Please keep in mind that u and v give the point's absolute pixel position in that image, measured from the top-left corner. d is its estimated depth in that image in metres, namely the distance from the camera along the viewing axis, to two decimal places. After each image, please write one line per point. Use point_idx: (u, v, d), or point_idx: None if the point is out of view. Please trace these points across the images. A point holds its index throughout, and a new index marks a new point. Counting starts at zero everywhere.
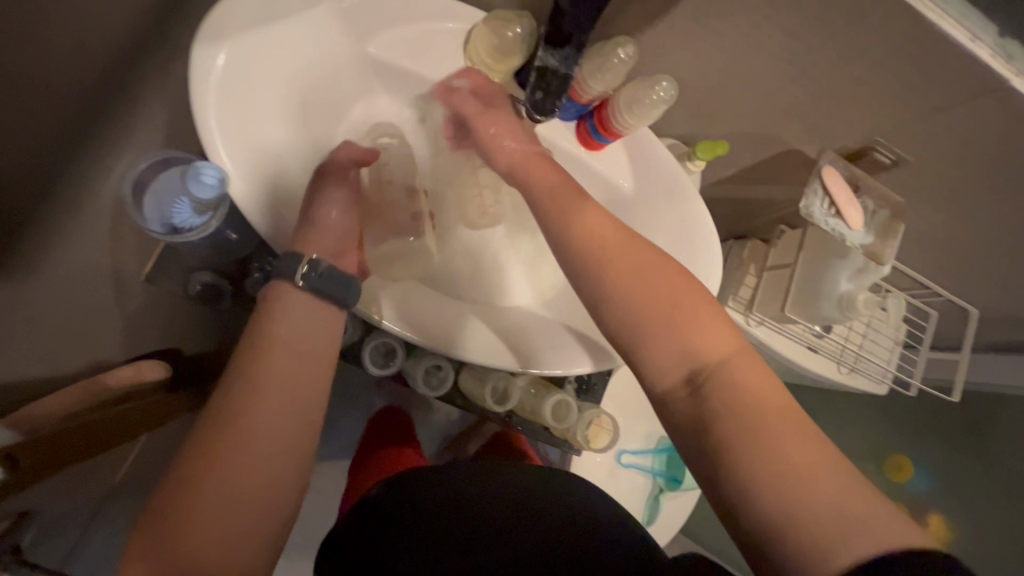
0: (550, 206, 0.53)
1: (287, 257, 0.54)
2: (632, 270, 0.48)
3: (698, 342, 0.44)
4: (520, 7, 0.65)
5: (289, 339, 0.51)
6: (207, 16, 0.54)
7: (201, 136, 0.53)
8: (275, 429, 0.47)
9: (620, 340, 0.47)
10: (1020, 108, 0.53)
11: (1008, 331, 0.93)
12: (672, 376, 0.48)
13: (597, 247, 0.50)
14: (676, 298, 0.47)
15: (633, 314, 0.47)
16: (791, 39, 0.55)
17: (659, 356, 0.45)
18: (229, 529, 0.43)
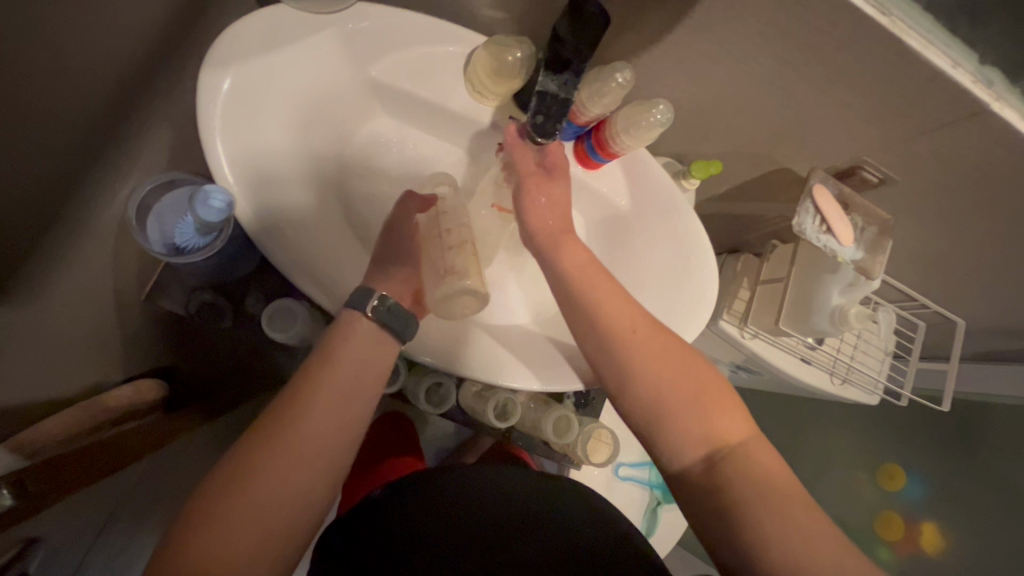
0: (586, 288, 0.59)
1: (357, 292, 0.55)
2: (661, 356, 0.56)
3: (714, 426, 0.54)
4: (519, 31, 0.67)
5: (344, 365, 0.52)
6: (214, 42, 0.55)
7: (208, 157, 0.55)
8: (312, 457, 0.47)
9: (642, 413, 0.56)
10: (1000, 131, 0.55)
11: (995, 342, 0.95)
12: (654, 408, 0.55)
13: (625, 331, 0.57)
14: (692, 379, 0.55)
15: (657, 393, 0.55)
16: (782, 64, 0.57)
17: (683, 439, 0.54)
18: (251, 552, 0.43)
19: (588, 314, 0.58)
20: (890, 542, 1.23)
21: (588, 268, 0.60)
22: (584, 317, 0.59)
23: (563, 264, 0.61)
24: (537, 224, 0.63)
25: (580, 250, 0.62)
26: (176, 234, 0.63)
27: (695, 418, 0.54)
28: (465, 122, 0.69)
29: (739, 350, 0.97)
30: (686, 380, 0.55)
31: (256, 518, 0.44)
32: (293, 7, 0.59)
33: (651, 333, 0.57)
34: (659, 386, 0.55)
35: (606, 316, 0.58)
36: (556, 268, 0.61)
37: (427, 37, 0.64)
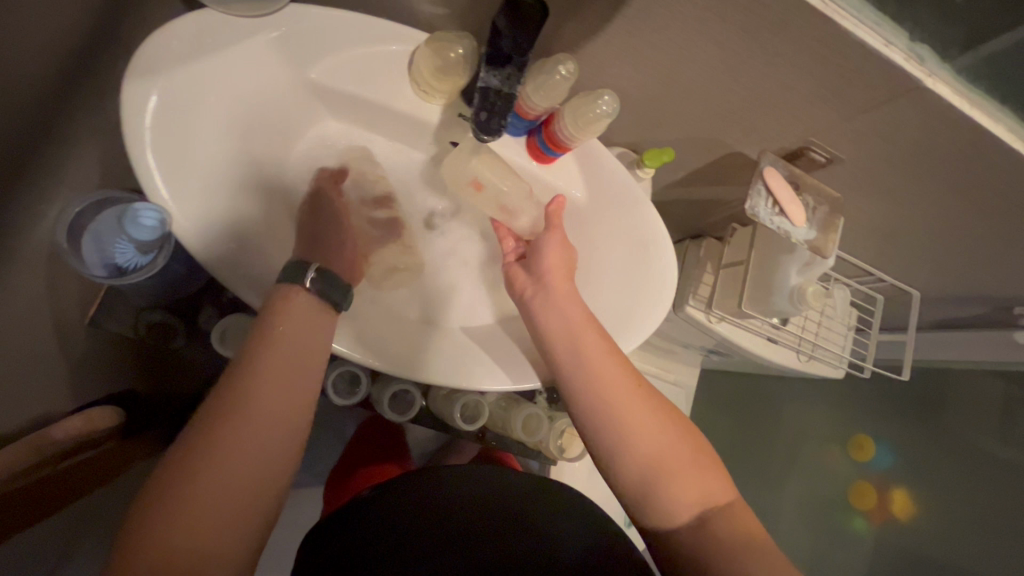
0: (579, 351, 0.60)
1: (292, 264, 0.55)
2: (650, 416, 0.58)
3: (705, 488, 0.56)
4: (462, 27, 0.66)
5: (292, 336, 0.52)
6: (137, 50, 0.52)
7: (139, 173, 0.52)
8: (255, 439, 0.47)
9: (635, 481, 0.57)
10: (933, 105, 0.57)
11: (948, 310, 0.98)
12: (648, 474, 0.56)
13: (618, 396, 0.59)
14: (681, 442, 0.58)
15: (650, 456, 0.57)
16: (722, 49, 0.58)
17: (679, 502, 0.56)
18: (199, 539, 0.42)
19: (583, 378, 0.59)
20: (864, 511, 1.26)
21: (583, 327, 0.61)
22: (577, 380, 0.59)
23: (556, 325, 0.61)
24: (538, 266, 0.66)
25: (578, 308, 0.62)
26: (115, 255, 0.60)
27: (687, 481, 0.56)
28: (413, 122, 0.67)
29: (708, 335, 0.98)
30: (675, 441, 0.58)
31: (201, 505, 0.43)
32: (219, 12, 0.56)
33: (640, 397, 0.59)
34: (653, 448, 0.57)
35: (599, 381, 0.59)
36: (546, 331, 0.62)
37: (366, 38, 0.62)
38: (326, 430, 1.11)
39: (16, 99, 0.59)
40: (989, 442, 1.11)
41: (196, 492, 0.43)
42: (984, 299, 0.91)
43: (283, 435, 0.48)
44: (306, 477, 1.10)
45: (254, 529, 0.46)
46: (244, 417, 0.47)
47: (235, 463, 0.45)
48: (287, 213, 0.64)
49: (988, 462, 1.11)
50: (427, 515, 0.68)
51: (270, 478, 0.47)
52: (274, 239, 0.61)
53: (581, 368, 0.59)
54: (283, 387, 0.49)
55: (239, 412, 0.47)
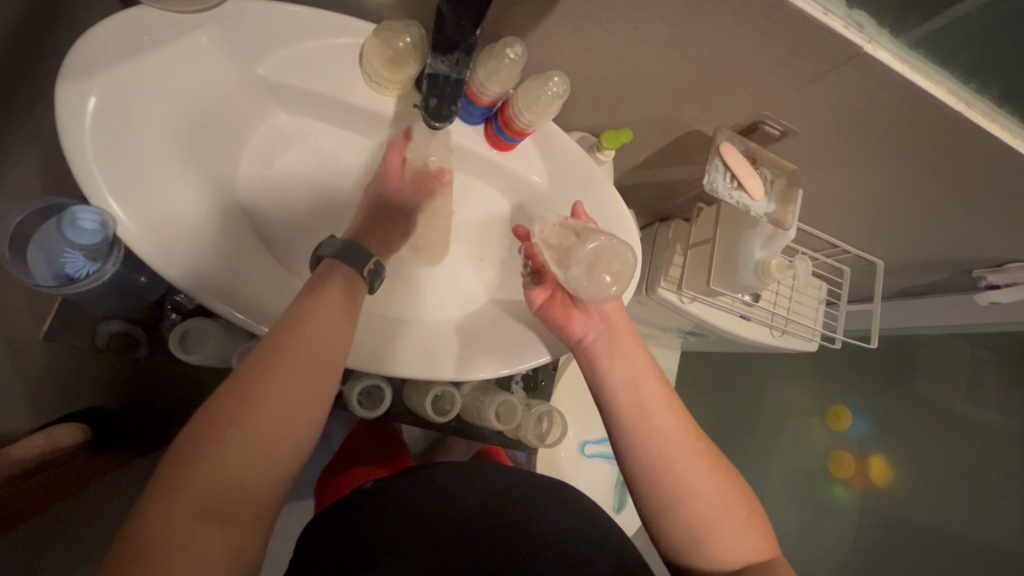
0: (641, 396, 0.61)
1: (353, 246, 0.58)
2: (704, 468, 0.58)
3: (749, 548, 0.57)
4: (410, 16, 0.65)
5: (320, 325, 0.51)
6: (69, 51, 0.51)
7: (81, 178, 0.50)
8: (277, 426, 0.46)
9: (683, 533, 0.57)
10: (876, 73, 0.58)
11: (912, 278, 1.01)
12: (697, 528, 0.56)
13: (676, 448, 0.59)
14: (733, 500, 0.58)
15: (700, 507, 0.57)
16: (668, 26, 0.58)
17: (721, 556, 0.56)
18: (213, 523, 0.42)
19: (644, 420, 0.60)
20: (845, 478, 1.29)
21: (644, 374, 0.63)
22: (639, 423, 0.60)
23: (619, 370, 0.63)
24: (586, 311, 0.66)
25: (641, 354, 0.65)
26: (65, 265, 0.58)
27: (733, 540, 0.56)
28: (368, 114, 0.66)
29: (683, 317, 0.99)
30: (726, 500, 0.58)
31: (215, 486, 0.42)
32: (155, 7, 0.54)
33: (698, 452, 0.59)
34: (706, 502, 0.57)
35: (660, 427, 0.59)
36: (610, 372, 0.63)
37: (312, 30, 0.61)
38: None
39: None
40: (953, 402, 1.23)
41: (211, 473, 0.42)
42: (943, 264, 0.93)
43: (303, 426, 0.48)
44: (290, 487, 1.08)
45: (264, 516, 0.46)
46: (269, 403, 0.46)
47: (256, 449, 0.44)
48: (243, 212, 0.63)
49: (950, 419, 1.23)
50: (419, 515, 0.67)
51: (285, 467, 0.47)
52: (232, 239, 0.60)
53: (644, 410, 0.60)
54: (311, 378, 0.48)
55: (264, 395, 0.46)
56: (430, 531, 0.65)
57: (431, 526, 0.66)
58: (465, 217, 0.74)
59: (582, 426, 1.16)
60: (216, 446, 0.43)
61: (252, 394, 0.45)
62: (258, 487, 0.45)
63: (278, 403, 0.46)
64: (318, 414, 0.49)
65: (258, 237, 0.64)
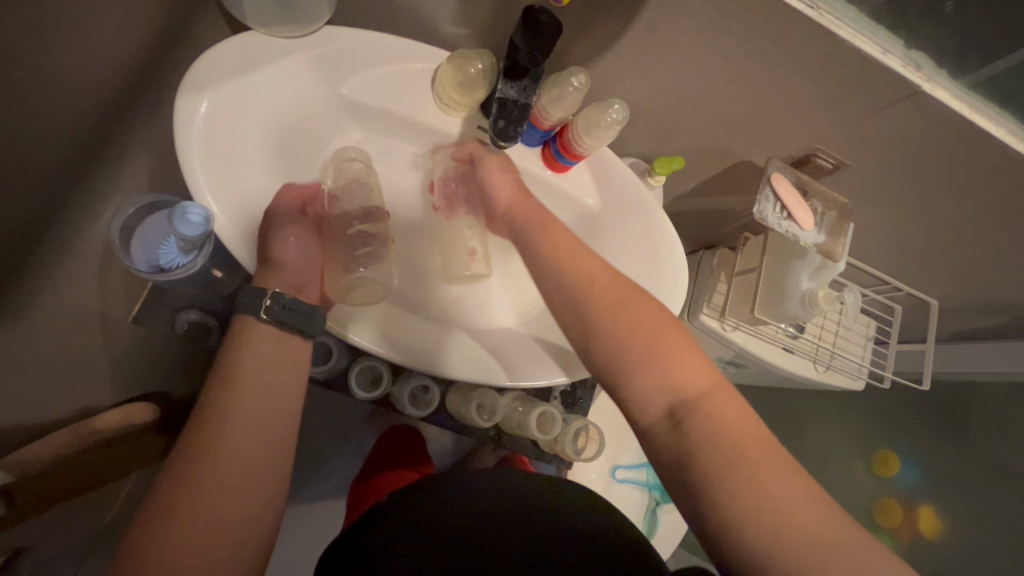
0: (548, 244, 0.60)
1: (250, 293, 0.56)
2: (622, 302, 0.55)
3: (681, 374, 0.51)
4: (483, 46, 0.71)
5: (263, 368, 0.53)
6: (189, 69, 0.58)
7: (188, 180, 0.57)
8: (239, 475, 0.48)
9: (605, 361, 0.54)
10: (934, 111, 0.59)
11: (970, 320, 0.98)
12: (620, 365, 0.53)
13: (586, 282, 0.56)
14: (652, 328, 0.53)
15: (623, 343, 0.53)
16: (727, 61, 0.61)
17: (647, 387, 0.51)
18: (209, 556, 0.45)
19: (555, 268, 0.58)
20: (892, 529, 1.23)
21: (554, 231, 0.61)
22: (550, 272, 0.58)
23: (533, 233, 0.62)
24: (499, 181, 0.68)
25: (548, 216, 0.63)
26: (160, 255, 0.64)
27: (664, 376, 0.51)
28: (436, 133, 0.72)
29: (725, 345, 0.99)
30: (650, 335, 0.53)
31: (190, 542, 0.45)
32: (263, 33, 0.62)
33: (611, 287, 0.56)
34: (624, 337, 0.53)
35: (570, 272, 0.57)
36: (526, 238, 0.62)
37: (394, 56, 0.67)
38: (348, 438, 1.14)
39: (80, 111, 0.65)
40: (997, 447, 1.12)
41: (185, 531, 0.45)
42: (1002, 307, 0.90)
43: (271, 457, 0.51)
44: (328, 487, 1.13)
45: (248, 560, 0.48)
46: (227, 445, 0.48)
47: (229, 486, 0.47)
48: None
49: (1003, 471, 1.12)
50: (466, 515, 0.70)
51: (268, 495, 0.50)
52: None
53: (555, 258, 0.59)
54: (263, 424, 0.51)
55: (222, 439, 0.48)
56: (476, 531, 0.68)
57: (476, 526, 0.69)
58: None
59: (614, 449, 1.16)
60: (185, 504, 0.45)
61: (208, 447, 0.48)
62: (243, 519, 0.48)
63: (232, 454, 0.48)
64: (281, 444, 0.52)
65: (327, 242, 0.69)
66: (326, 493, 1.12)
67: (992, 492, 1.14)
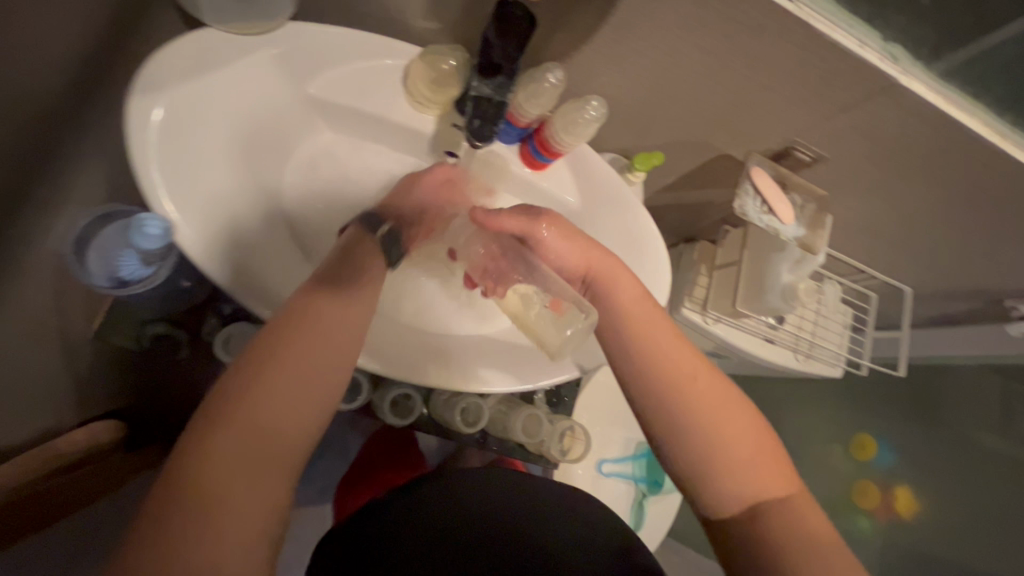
0: (630, 320, 0.56)
1: (364, 217, 0.55)
2: (712, 397, 0.52)
3: (762, 479, 0.50)
4: (455, 41, 0.68)
5: (316, 322, 0.46)
6: (140, 70, 0.54)
7: (145, 189, 0.53)
8: (274, 438, 0.41)
9: (687, 455, 0.51)
10: (910, 103, 0.59)
11: (942, 306, 1.00)
12: (699, 462, 0.50)
13: (669, 367, 0.53)
14: (744, 431, 0.51)
15: (707, 437, 0.50)
16: (706, 54, 0.60)
17: (727, 486, 0.50)
18: (209, 556, 0.37)
19: (637, 347, 0.55)
20: (869, 510, 1.26)
21: (634, 305, 0.57)
22: (630, 352, 0.55)
23: (610, 302, 0.58)
24: (544, 245, 0.60)
25: (628, 285, 0.58)
26: (120, 268, 0.61)
27: (745, 476, 0.50)
28: (411, 132, 0.69)
29: (708, 338, 0.99)
30: (736, 432, 0.51)
31: (216, 506, 0.38)
32: (219, 28, 0.59)
33: (704, 378, 0.53)
34: (710, 429, 0.51)
35: (652, 354, 0.54)
36: (604, 308, 0.58)
37: (362, 53, 0.65)
38: (330, 444, 1.11)
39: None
40: None
41: (207, 494, 0.38)
42: (973, 293, 0.93)
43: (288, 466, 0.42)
44: (311, 495, 1.10)
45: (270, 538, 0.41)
46: (253, 426, 0.41)
47: (246, 473, 0.40)
48: (287, 223, 0.65)
49: (974, 450, 1.19)
50: (458, 522, 0.67)
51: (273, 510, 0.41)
52: (278, 250, 0.62)
53: (635, 336, 0.55)
54: (312, 383, 0.44)
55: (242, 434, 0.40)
56: (467, 542, 0.66)
57: (468, 536, 0.66)
58: None
59: (601, 444, 1.16)
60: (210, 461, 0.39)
61: (243, 402, 0.41)
62: (243, 540, 0.39)
63: (268, 413, 0.41)
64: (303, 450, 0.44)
65: (299, 247, 0.66)
66: (310, 500, 1.10)
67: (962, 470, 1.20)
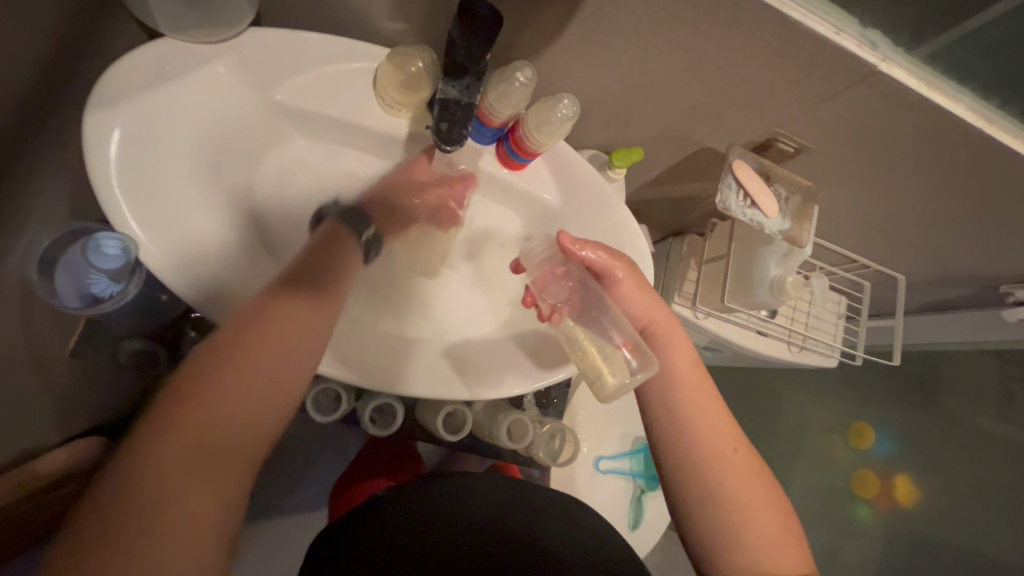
0: (677, 392, 0.58)
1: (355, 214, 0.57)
2: (744, 478, 0.55)
3: (779, 558, 0.53)
4: (424, 41, 0.67)
5: (298, 321, 0.45)
6: (97, 85, 0.53)
7: (107, 207, 0.52)
8: (240, 436, 0.41)
9: (713, 526, 0.54)
10: (891, 90, 0.57)
11: (937, 292, 0.98)
12: (722, 535, 0.53)
13: (708, 444, 0.56)
14: (770, 511, 0.54)
15: (732, 513, 0.53)
16: (679, 47, 0.58)
17: (746, 560, 0.52)
18: (164, 563, 0.36)
19: (680, 417, 0.57)
20: (867, 498, 1.27)
21: (688, 378, 0.59)
22: (672, 423, 0.57)
23: (668, 370, 0.59)
24: (631, 303, 0.61)
25: (684, 358, 0.60)
26: (90, 285, 0.61)
27: (765, 554, 0.52)
28: (383, 136, 0.67)
29: (700, 333, 0.97)
30: (761, 511, 0.54)
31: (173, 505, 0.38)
32: (180, 39, 0.57)
33: (740, 460, 0.56)
34: (738, 505, 0.54)
35: (694, 429, 0.56)
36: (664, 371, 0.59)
37: (328, 57, 0.63)
38: (324, 451, 1.11)
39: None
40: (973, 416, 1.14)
41: (164, 492, 0.38)
42: (968, 278, 0.91)
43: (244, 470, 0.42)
44: (306, 502, 1.09)
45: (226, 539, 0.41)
46: (223, 423, 0.40)
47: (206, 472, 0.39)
48: (260, 233, 0.64)
49: (981, 437, 1.13)
50: (451, 521, 0.67)
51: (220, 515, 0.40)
52: (251, 261, 0.60)
53: (680, 409, 0.57)
54: (283, 382, 0.44)
55: (205, 432, 0.40)
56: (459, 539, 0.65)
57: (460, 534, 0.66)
58: (486, 237, 0.73)
59: (596, 442, 1.15)
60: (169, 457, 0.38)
61: (209, 396, 0.40)
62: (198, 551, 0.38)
63: (234, 410, 0.41)
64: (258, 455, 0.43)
65: (274, 257, 0.64)
66: (305, 508, 1.09)
67: (964, 458, 1.15)
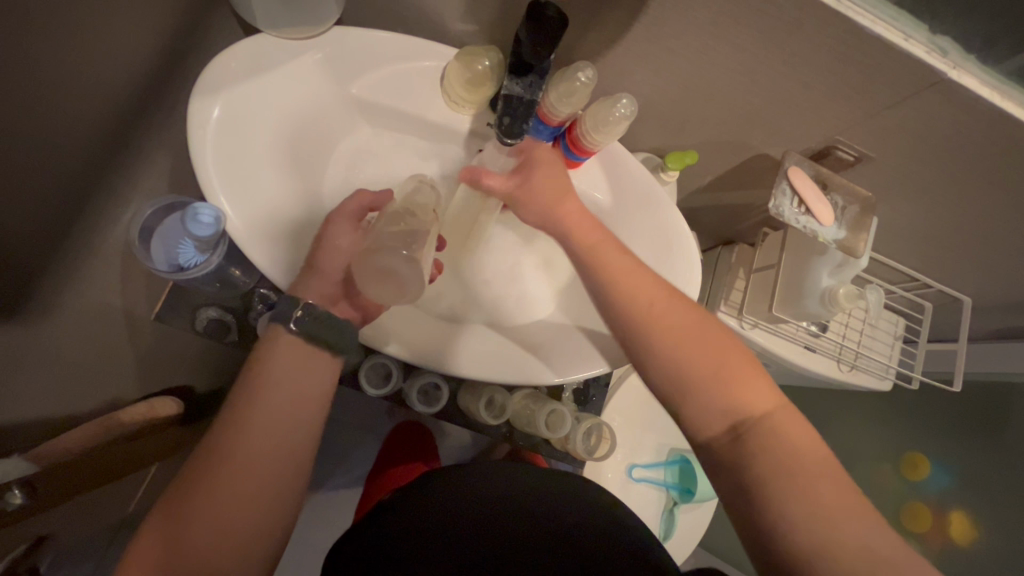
0: (609, 266, 0.55)
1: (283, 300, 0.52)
2: (688, 331, 0.52)
3: (738, 397, 0.49)
4: (491, 42, 0.70)
5: (285, 373, 0.50)
6: (202, 75, 0.59)
7: (204, 185, 0.58)
8: (249, 479, 0.45)
9: (669, 386, 0.51)
10: (962, 98, 0.56)
11: (1005, 318, 0.93)
12: (680, 389, 0.50)
13: (651, 312, 0.53)
14: (715, 350, 0.51)
15: (682, 366, 0.50)
16: (741, 51, 0.59)
17: (708, 408, 0.49)
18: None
19: (619, 291, 0.54)
20: (920, 534, 1.20)
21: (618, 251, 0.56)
22: (609, 299, 0.54)
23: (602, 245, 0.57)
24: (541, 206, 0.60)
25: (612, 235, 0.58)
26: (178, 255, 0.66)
27: (724, 398, 0.49)
28: (446, 131, 0.72)
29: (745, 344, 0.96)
30: (713, 360, 0.50)
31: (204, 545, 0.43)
32: (272, 36, 0.63)
33: (681, 315, 0.53)
34: (687, 360, 0.50)
35: (631, 297, 0.53)
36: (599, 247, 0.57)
37: (401, 54, 0.67)
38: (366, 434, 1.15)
39: (87, 112, 0.67)
40: None
41: (194, 533, 0.43)
42: None
43: (260, 521, 0.46)
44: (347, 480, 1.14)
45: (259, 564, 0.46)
46: (231, 469, 0.45)
47: (222, 514, 0.44)
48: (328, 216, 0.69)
49: None
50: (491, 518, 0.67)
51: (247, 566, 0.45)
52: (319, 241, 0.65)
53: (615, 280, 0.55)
54: (276, 427, 0.47)
55: (217, 478, 0.45)
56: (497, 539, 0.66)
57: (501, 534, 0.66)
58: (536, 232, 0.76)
59: (631, 448, 1.14)
60: (194, 503, 0.44)
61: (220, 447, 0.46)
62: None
63: (240, 456, 0.45)
64: (271, 512, 0.47)
65: None
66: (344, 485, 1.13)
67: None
